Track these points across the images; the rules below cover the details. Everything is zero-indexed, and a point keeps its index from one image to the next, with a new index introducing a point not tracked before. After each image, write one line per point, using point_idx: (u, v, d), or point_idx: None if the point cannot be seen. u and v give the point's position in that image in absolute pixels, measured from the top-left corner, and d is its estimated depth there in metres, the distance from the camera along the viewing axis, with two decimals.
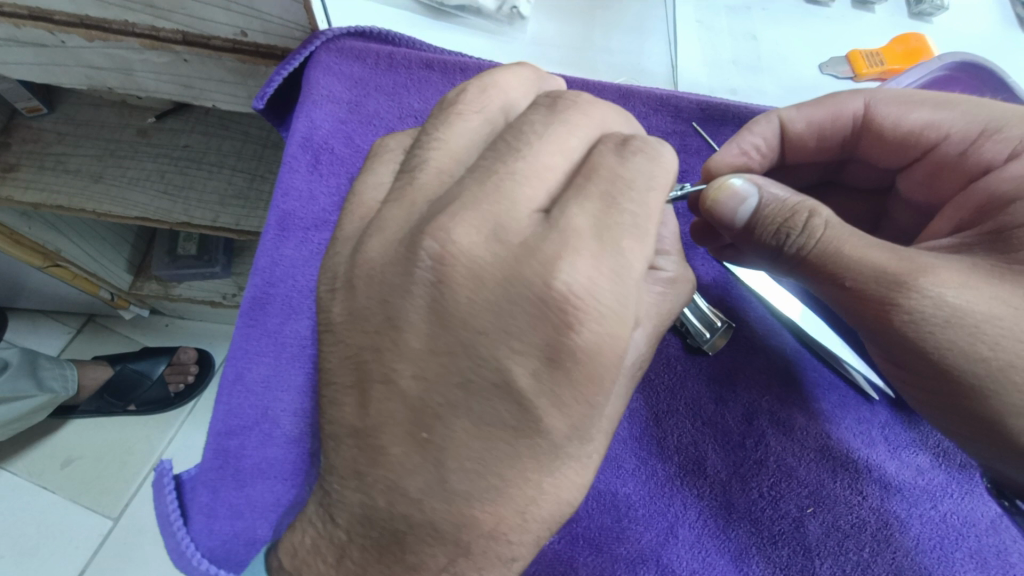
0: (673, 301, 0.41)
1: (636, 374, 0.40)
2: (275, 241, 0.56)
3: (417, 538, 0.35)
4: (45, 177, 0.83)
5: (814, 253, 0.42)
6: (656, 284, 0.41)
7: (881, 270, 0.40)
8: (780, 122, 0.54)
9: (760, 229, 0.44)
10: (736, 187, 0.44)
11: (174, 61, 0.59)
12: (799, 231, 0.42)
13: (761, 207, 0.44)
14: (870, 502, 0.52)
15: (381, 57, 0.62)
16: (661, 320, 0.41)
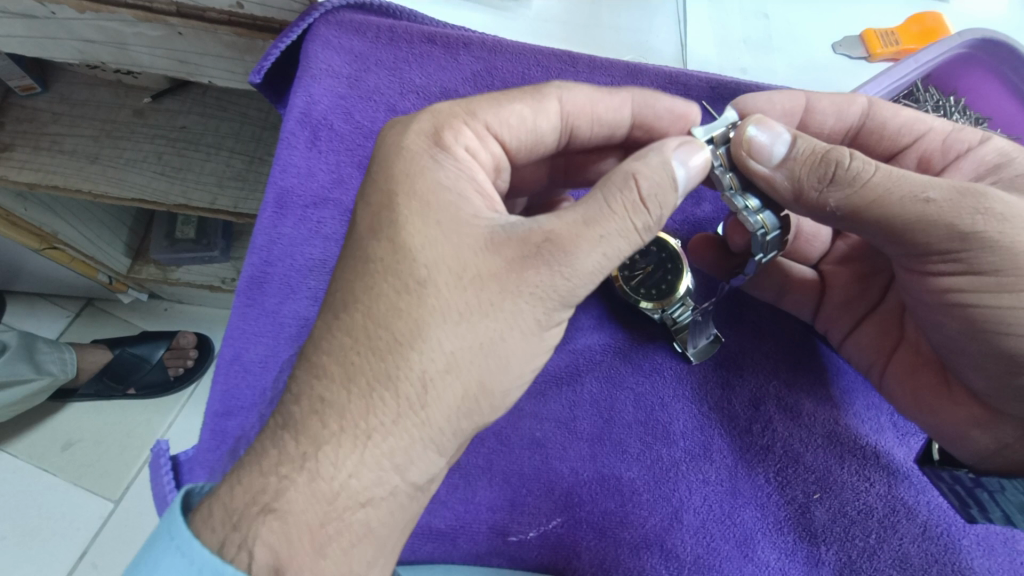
0: (626, 201, 0.37)
1: (532, 250, 0.37)
2: (273, 219, 0.54)
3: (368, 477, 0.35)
4: (41, 156, 0.81)
5: (879, 177, 0.40)
6: (619, 181, 0.37)
7: (953, 186, 0.40)
8: (806, 104, 0.52)
9: (812, 160, 0.40)
10: (766, 127, 0.41)
11: (168, 35, 0.57)
12: (852, 158, 0.40)
13: (798, 147, 0.41)
14: (877, 489, 0.51)
15: (382, 30, 0.60)
16: (599, 219, 0.37)
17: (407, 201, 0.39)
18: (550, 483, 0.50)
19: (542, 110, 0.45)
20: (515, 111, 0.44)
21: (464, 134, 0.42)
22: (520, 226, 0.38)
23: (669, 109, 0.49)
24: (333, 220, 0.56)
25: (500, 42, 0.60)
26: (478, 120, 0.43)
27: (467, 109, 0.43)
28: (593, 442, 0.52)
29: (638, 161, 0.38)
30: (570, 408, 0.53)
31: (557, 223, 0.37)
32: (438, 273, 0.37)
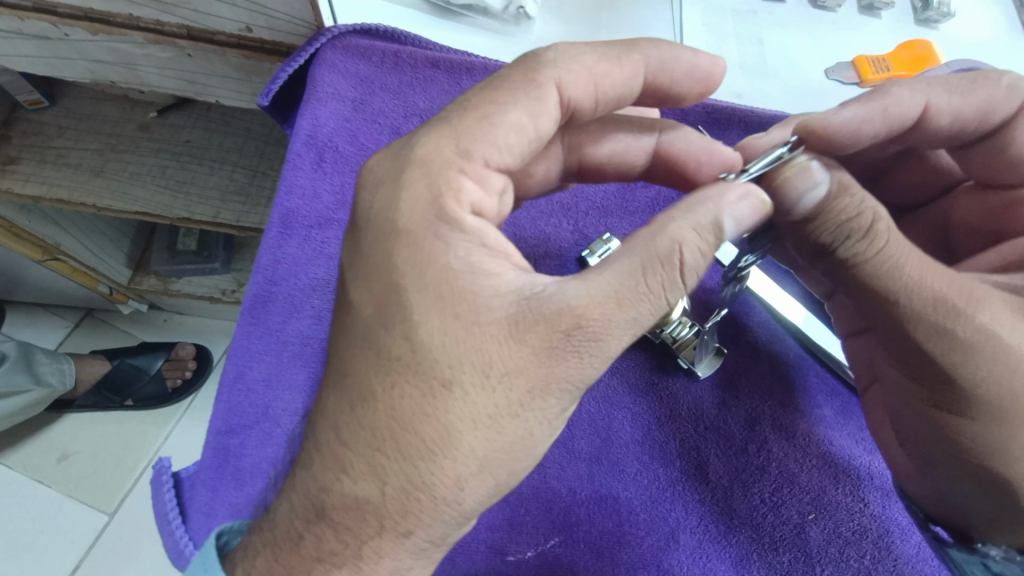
0: (663, 277, 0.35)
1: (556, 330, 0.34)
2: (278, 239, 0.56)
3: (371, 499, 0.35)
4: (46, 170, 0.82)
5: (877, 262, 0.37)
6: (666, 246, 0.35)
7: (942, 297, 0.37)
8: (924, 106, 0.45)
9: (821, 226, 0.37)
10: (811, 172, 0.36)
11: (178, 56, 0.59)
12: (863, 237, 0.37)
13: (831, 201, 0.36)
14: (872, 510, 0.52)
15: (386, 55, 0.62)
16: (631, 295, 0.35)
17: (427, 264, 0.37)
18: (547, 502, 0.50)
19: (544, 109, 0.42)
20: (513, 121, 0.41)
21: (461, 183, 0.39)
22: (550, 301, 0.35)
23: (686, 76, 0.47)
24: (336, 239, 0.57)
25: (502, 68, 0.62)
26: (475, 162, 0.40)
27: (461, 147, 0.40)
28: (591, 462, 0.52)
29: (687, 219, 0.35)
30: (567, 427, 0.53)
31: (585, 302, 0.34)
32: (461, 371, 0.35)
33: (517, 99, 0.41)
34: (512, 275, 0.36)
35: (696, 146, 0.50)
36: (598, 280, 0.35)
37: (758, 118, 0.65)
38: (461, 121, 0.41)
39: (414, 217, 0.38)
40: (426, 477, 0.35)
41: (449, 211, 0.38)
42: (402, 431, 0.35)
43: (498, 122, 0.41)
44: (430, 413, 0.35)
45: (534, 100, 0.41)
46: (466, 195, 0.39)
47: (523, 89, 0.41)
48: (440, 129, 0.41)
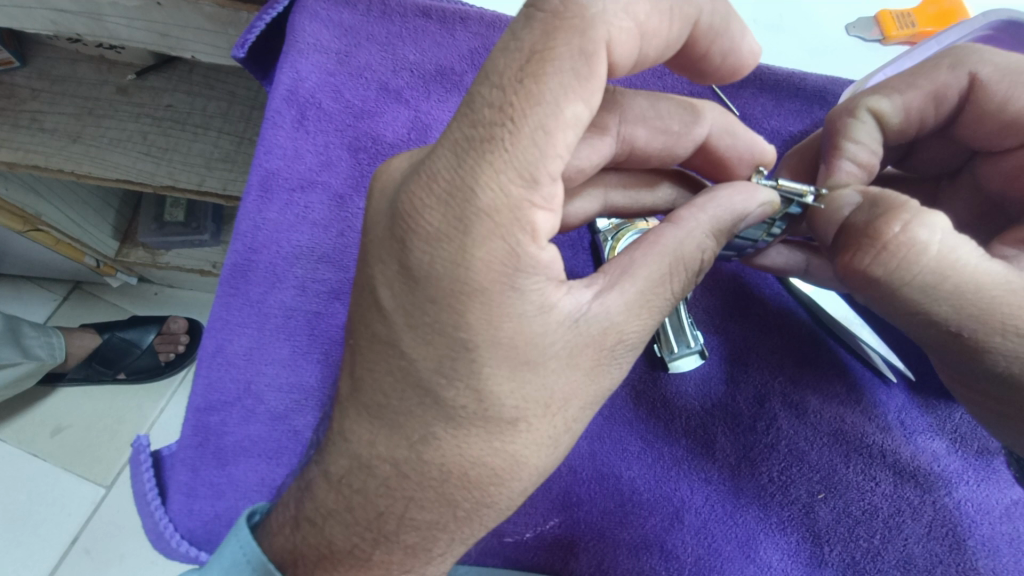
0: (685, 282, 0.35)
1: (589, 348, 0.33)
2: (257, 204, 0.52)
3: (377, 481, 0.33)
4: (20, 135, 0.77)
5: (913, 283, 0.34)
6: (692, 253, 0.35)
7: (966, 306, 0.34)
8: (871, 113, 0.46)
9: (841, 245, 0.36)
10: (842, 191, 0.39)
11: (147, 5, 0.53)
12: (878, 256, 0.34)
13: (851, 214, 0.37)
14: (882, 488, 0.50)
15: (374, 3, 0.57)
16: (656, 300, 0.34)
17: (502, 319, 0.30)
18: (549, 481, 0.48)
19: (600, 89, 0.29)
20: (571, 119, 0.28)
21: (536, 221, 0.29)
22: (596, 321, 0.33)
23: (726, 52, 0.37)
24: (321, 205, 0.53)
25: (499, 18, 0.57)
26: (545, 186, 0.29)
27: (528, 177, 0.28)
28: (593, 440, 0.50)
29: (709, 225, 0.36)
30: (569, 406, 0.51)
31: (625, 316, 0.33)
32: (527, 407, 0.32)
33: (578, 84, 0.28)
34: (567, 305, 0.32)
35: (743, 144, 0.45)
36: (632, 289, 0.34)
37: (773, 75, 0.61)
38: (515, 139, 0.28)
39: (489, 275, 0.30)
40: (486, 497, 0.33)
41: (527, 257, 0.30)
42: (462, 464, 0.33)
43: (553, 127, 0.28)
44: (499, 445, 0.32)
45: (587, 82, 0.28)
46: (541, 229, 0.30)
47: (572, 69, 0.28)
48: (481, 148, 0.28)
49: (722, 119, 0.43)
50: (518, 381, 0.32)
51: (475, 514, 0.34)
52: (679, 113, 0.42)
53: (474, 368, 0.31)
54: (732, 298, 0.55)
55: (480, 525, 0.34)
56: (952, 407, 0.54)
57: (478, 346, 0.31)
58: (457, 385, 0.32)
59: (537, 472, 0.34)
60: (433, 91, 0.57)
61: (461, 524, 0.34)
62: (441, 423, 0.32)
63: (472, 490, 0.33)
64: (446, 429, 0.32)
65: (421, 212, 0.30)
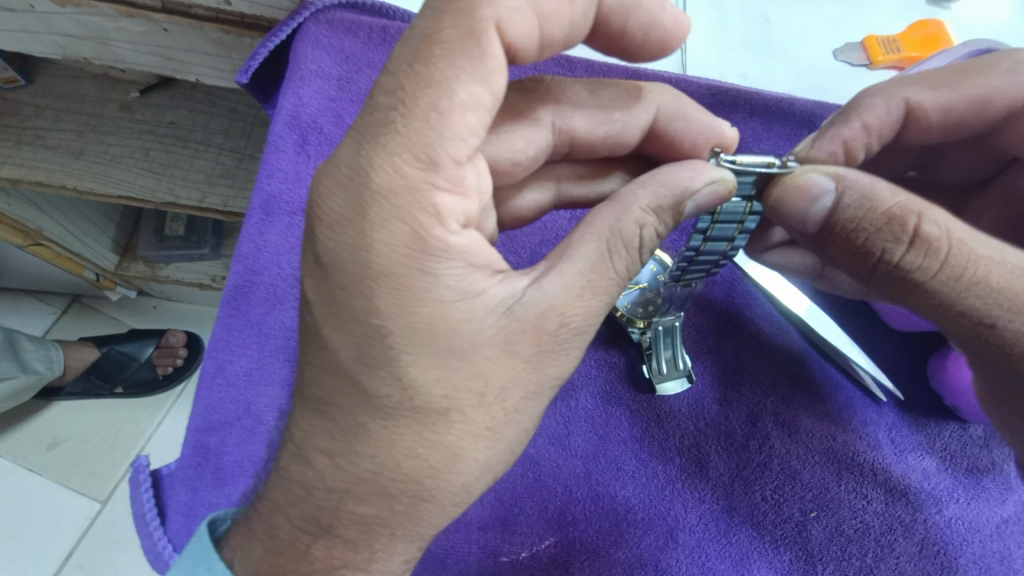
0: (629, 260, 0.35)
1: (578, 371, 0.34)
2: (259, 227, 0.53)
3: (373, 503, 0.34)
4: (24, 152, 0.79)
5: (940, 277, 0.34)
6: (629, 228, 0.34)
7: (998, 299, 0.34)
8: (907, 106, 0.46)
9: (848, 234, 0.36)
10: (810, 181, 0.36)
11: (153, 31, 0.55)
12: (908, 251, 0.34)
13: (838, 207, 0.36)
14: (874, 507, 0.51)
15: (373, 31, 0.59)
16: (603, 280, 0.34)
17: (415, 305, 0.32)
18: (543, 501, 0.48)
19: (495, 68, 0.31)
20: (466, 100, 0.31)
21: (438, 202, 0.32)
22: (532, 306, 0.33)
23: (645, 26, 0.37)
24: None
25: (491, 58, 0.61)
26: (445, 169, 0.31)
27: (423, 159, 0.31)
28: (588, 459, 0.51)
29: (650, 198, 0.35)
30: (564, 424, 0.52)
31: (564, 297, 0.34)
32: (467, 410, 0.33)
33: (465, 68, 0.30)
34: (498, 290, 0.34)
35: (696, 126, 0.44)
36: (571, 271, 0.34)
37: (762, 100, 0.63)
38: (407, 123, 0.31)
39: (393, 259, 0.31)
40: (432, 490, 0.34)
41: (435, 241, 0.32)
42: (394, 456, 0.33)
43: (449, 109, 0.30)
44: (431, 436, 0.33)
45: (478, 61, 0.31)
46: (447, 211, 0.32)
47: (462, 50, 0.30)
48: (387, 138, 0.31)
49: (671, 102, 0.44)
50: (440, 368, 0.32)
51: (418, 509, 0.34)
52: (622, 101, 0.43)
53: (392, 354, 0.32)
54: (722, 319, 0.56)
55: (423, 522, 0.35)
56: (942, 425, 0.55)
57: (390, 330, 0.32)
58: (381, 375, 0.33)
59: (482, 469, 0.35)
60: None
61: (416, 524, 0.35)
62: (370, 415, 0.33)
63: (419, 484, 0.34)
64: (378, 422, 0.33)
65: (325, 198, 0.33)
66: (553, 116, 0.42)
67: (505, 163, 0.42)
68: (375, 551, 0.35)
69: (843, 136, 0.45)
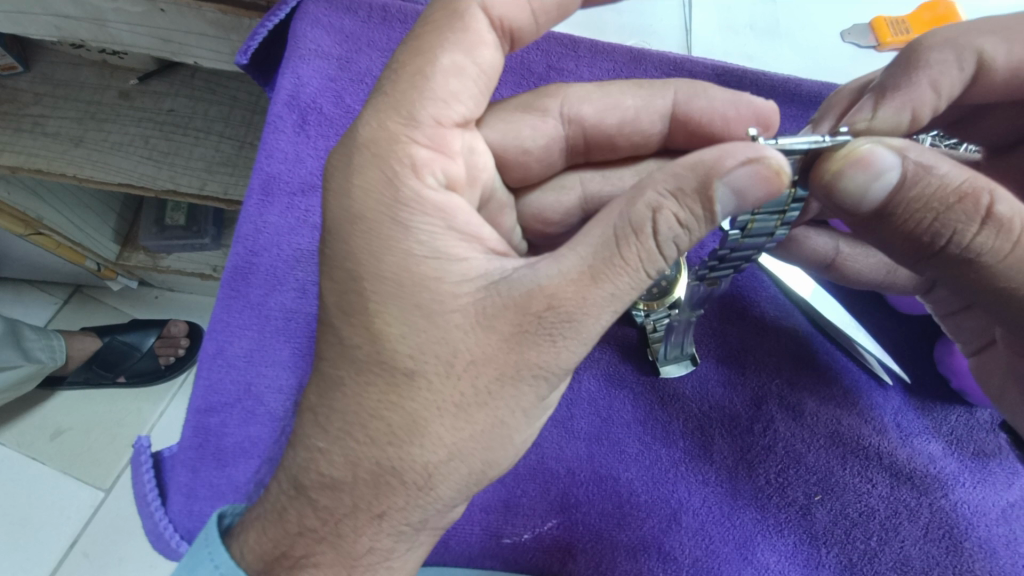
0: (641, 249, 0.31)
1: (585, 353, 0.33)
2: (259, 208, 0.52)
3: (375, 480, 0.34)
4: (23, 139, 0.78)
5: (1010, 258, 0.32)
6: (640, 213, 0.31)
7: None
8: (976, 58, 0.42)
9: (913, 215, 0.33)
10: (876, 159, 0.32)
11: (150, 11, 0.54)
12: (981, 230, 0.32)
13: (904, 186, 0.32)
14: (879, 490, 0.50)
15: (374, 10, 0.58)
16: (608, 269, 0.32)
17: (385, 254, 0.34)
18: (545, 483, 0.48)
19: (478, 42, 0.36)
20: (449, 66, 0.35)
21: (415, 155, 0.35)
22: (520, 284, 0.32)
23: None
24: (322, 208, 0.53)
25: None
26: (425, 126, 0.35)
27: (405, 115, 0.35)
28: (591, 442, 0.50)
29: (667, 182, 0.31)
30: (567, 408, 0.51)
31: (557, 280, 0.32)
32: (469, 391, 0.33)
33: (451, 39, 0.35)
34: (485, 265, 0.34)
35: (721, 100, 0.43)
36: (569, 258, 0.32)
37: (769, 81, 0.61)
38: (395, 85, 0.35)
39: (367, 204, 0.34)
40: (395, 461, 0.34)
41: (410, 192, 0.34)
42: (394, 432, 0.33)
43: (432, 74, 0.35)
44: (396, 400, 0.33)
45: (461, 34, 0.36)
46: (422, 164, 0.35)
47: (449, 26, 0.36)
48: (380, 102, 0.35)
49: (686, 86, 0.44)
50: (406, 324, 0.33)
51: (382, 483, 0.34)
52: None
53: (396, 325, 0.33)
54: (725, 308, 0.56)
55: (419, 499, 0.35)
56: (949, 410, 0.54)
57: (365, 277, 0.34)
58: (354, 323, 0.34)
59: (464, 451, 0.34)
60: None
61: (383, 498, 0.35)
62: (364, 383, 0.34)
63: (383, 452, 0.34)
64: (353, 374, 0.34)
65: None
66: (562, 107, 0.44)
67: (516, 151, 0.43)
68: (341, 523, 0.36)
69: (908, 100, 0.41)
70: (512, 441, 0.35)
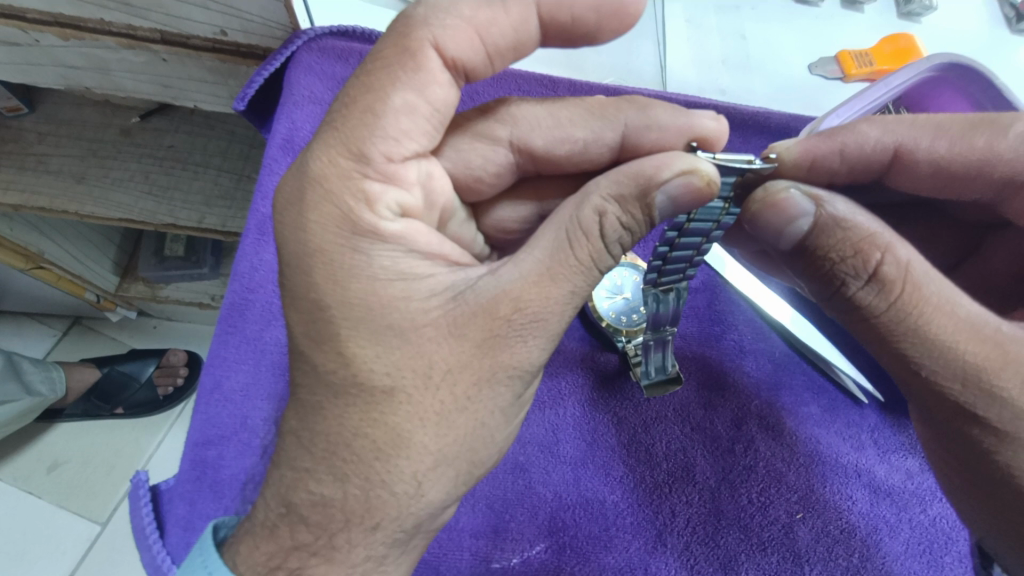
0: (590, 248, 0.34)
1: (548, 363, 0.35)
2: (255, 246, 0.54)
3: (362, 506, 0.36)
4: (27, 177, 0.81)
5: (888, 317, 0.35)
6: (587, 217, 0.34)
7: (956, 350, 0.35)
8: (897, 145, 0.45)
9: (817, 259, 0.35)
10: (792, 202, 0.34)
11: (152, 60, 0.57)
12: (863, 289, 0.34)
13: (814, 232, 0.35)
14: (859, 507, 0.52)
15: (363, 58, 0.62)
16: (563, 268, 0.34)
17: (350, 281, 0.36)
18: (533, 507, 0.50)
19: (430, 79, 0.37)
20: (400, 104, 0.37)
21: (369, 188, 0.37)
22: (485, 291, 0.35)
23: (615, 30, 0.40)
24: None
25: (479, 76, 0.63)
26: (377, 162, 0.37)
27: (356, 152, 0.36)
28: (577, 466, 0.52)
29: (610, 187, 0.35)
30: (552, 432, 0.53)
31: (518, 284, 0.34)
32: (456, 418, 0.35)
33: (401, 79, 0.36)
34: (447, 277, 0.36)
35: (673, 130, 0.44)
36: (526, 261, 0.35)
37: (739, 114, 0.64)
38: (345, 121, 0.36)
39: (325, 236, 0.36)
40: (381, 487, 0.36)
41: (367, 223, 0.36)
42: (383, 459, 0.35)
43: (383, 110, 0.36)
44: (376, 418, 0.35)
45: (413, 74, 0.37)
46: (378, 196, 0.37)
47: (400, 64, 0.37)
48: (332, 135, 0.37)
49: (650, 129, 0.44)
50: (377, 344, 0.35)
51: (372, 502, 0.36)
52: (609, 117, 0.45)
53: (380, 358, 0.35)
54: (701, 332, 0.58)
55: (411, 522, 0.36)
56: None
57: (328, 306, 0.36)
58: (325, 350, 0.36)
59: (435, 462, 0.36)
60: None
61: (374, 510, 0.36)
62: (350, 414, 0.36)
63: (365, 487, 0.36)
64: (331, 398, 0.36)
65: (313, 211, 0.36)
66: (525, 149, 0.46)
67: (468, 180, 0.46)
68: (334, 535, 0.36)
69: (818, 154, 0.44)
70: (490, 438, 0.37)
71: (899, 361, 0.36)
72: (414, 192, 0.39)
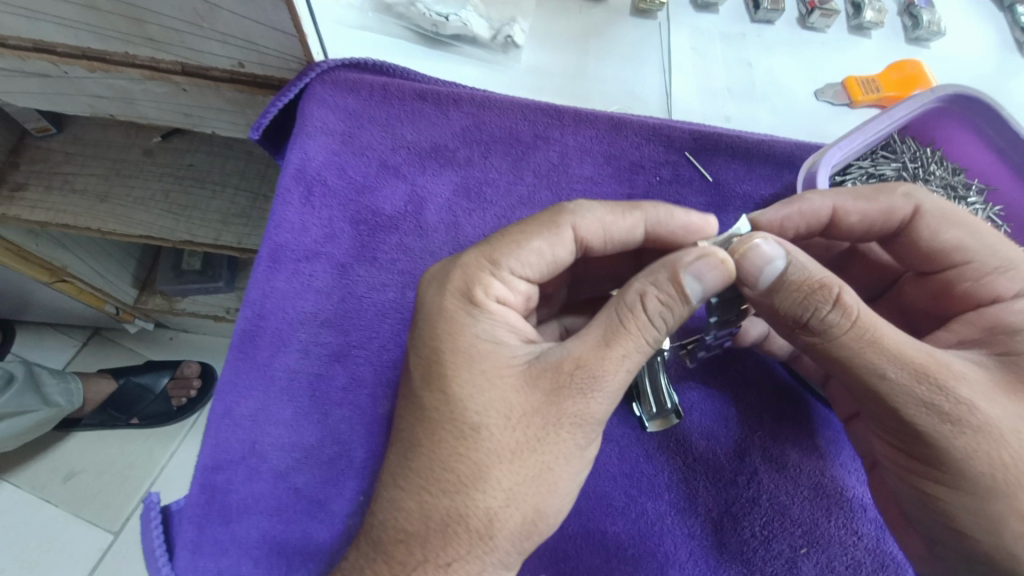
0: (639, 322, 0.36)
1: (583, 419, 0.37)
2: (266, 274, 0.56)
3: None
4: (53, 196, 0.83)
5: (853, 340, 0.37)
6: (631, 296, 0.37)
7: (917, 367, 0.38)
8: (834, 209, 0.48)
9: (793, 292, 0.38)
10: (764, 248, 0.39)
11: (174, 91, 0.60)
12: (834, 315, 0.37)
13: (787, 271, 0.38)
14: (866, 542, 0.51)
15: (374, 89, 0.63)
16: (619, 337, 0.37)
17: None
18: None
19: (560, 246, 0.43)
20: (536, 248, 0.42)
21: (494, 286, 0.41)
22: (555, 356, 0.38)
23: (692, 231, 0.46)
24: (324, 274, 0.58)
25: (488, 99, 0.64)
26: (504, 271, 0.41)
27: (491, 259, 0.41)
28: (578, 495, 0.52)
29: (642, 275, 0.38)
30: None
31: (583, 348, 0.37)
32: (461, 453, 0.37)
33: (541, 236, 0.42)
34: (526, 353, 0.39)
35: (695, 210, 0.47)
36: (590, 334, 0.37)
37: (743, 142, 0.65)
38: None
39: None
40: None
41: (483, 308, 0.40)
42: None
43: (523, 242, 0.42)
44: None
45: (553, 232, 0.42)
46: (495, 291, 0.41)
47: (548, 223, 0.43)
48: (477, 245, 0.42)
49: None
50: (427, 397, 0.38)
51: None
52: None
53: None
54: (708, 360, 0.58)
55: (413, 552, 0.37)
56: None
57: None
58: None
59: (502, 501, 0.37)
60: (429, 167, 0.63)
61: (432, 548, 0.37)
62: None
63: None
64: None
65: None
66: None
67: None
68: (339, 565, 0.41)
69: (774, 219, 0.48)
70: (529, 481, 0.37)
71: (862, 386, 0.39)
72: (524, 298, 0.43)
